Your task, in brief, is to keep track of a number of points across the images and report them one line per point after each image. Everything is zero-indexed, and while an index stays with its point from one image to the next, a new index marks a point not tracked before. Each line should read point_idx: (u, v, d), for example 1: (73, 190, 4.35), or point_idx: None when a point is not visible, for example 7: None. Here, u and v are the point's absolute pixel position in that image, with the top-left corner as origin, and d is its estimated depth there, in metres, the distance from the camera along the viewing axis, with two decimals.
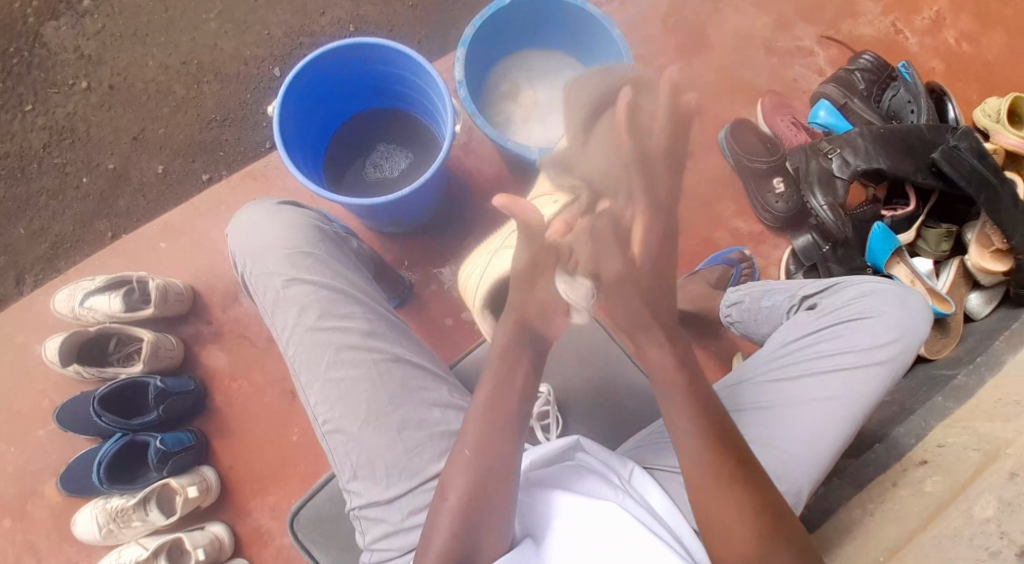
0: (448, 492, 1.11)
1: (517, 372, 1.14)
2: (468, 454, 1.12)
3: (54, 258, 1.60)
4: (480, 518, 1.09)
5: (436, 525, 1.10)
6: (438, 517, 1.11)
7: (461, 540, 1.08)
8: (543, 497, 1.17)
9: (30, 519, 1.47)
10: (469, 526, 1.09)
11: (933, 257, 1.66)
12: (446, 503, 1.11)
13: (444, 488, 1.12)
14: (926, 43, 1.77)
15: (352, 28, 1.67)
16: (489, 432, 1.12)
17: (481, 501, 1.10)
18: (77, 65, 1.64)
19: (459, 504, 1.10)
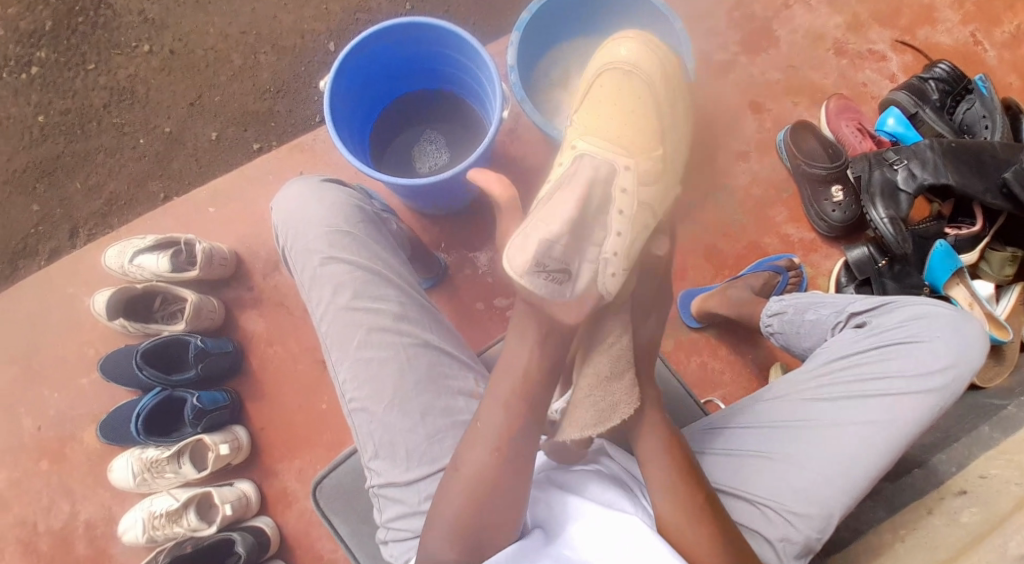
0: (460, 470, 1.12)
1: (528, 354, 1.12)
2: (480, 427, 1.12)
3: (108, 215, 1.65)
4: (499, 497, 1.10)
5: (445, 510, 1.12)
6: (449, 491, 1.12)
7: (471, 514, 1.10)
8: (562, 497, 1.16)
9: (69, 462, 1.54)
10: (482, 507, 1.10)
11: (995, 281, 1.58)
12: (459, 479, 1.12)
13: (457, 465, 1.13)
14: (1005, 56, 1.68)
15: (407, 7, 1.68)
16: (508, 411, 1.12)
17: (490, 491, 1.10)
18: (140, 29, 1.69)
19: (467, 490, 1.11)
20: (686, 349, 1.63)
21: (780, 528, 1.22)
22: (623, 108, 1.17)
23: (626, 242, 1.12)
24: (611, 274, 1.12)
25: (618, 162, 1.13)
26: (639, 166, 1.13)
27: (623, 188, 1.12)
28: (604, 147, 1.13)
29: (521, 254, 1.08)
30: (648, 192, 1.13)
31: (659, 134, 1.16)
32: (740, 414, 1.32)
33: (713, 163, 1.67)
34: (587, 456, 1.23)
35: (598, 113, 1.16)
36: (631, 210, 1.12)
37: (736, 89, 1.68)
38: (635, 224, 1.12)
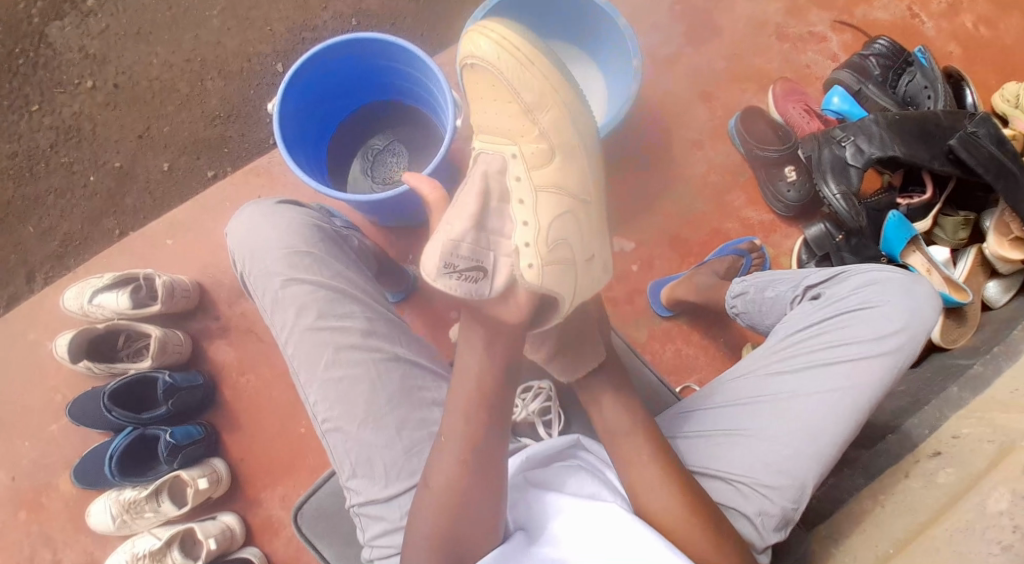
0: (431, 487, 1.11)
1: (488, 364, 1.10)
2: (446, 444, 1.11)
3: (64, 256, 1.62)
4: (470, 499, 1.09)
5: (420, 525, 1.11)
6: (423, 505, 1.11)
7: (444, 526, 1.09)
8: (543, 496, 1.18)
9: (46, 510, 1.51)
10: (456, 515, 1.09)
11: (950, 245, 1.62)
12: (432, 493, 1.11)
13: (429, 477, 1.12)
14: (942, 27, 1.72)
15: (354, 22, 1.67)
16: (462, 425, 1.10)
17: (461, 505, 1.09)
18: (82, 65, 1.65)
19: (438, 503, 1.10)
20: (660, 339, 1.64)
21: (756, 501, 1.24)
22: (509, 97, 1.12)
23: (535, 231, 1.09)
24: (526, 267, 1.08)
25: (507, 152, 1.12)
26: (524, 153, 1.12)
27: (517, 177, 1.11)
28: (491, 141, 1.13)
29: (435, 260, 1.07)
30: (541, 176, 1.12)
31: (546, 116, 1.12)
32: (711, 395, 1.33)
33: (668, 153, 1.69)
34: (564, 453, 1.24)
35: (483, 108, 1.14)
36: (531, 199, 1.11)
37: (685, 79, 1.71)
38: (539, 209, 1.11)
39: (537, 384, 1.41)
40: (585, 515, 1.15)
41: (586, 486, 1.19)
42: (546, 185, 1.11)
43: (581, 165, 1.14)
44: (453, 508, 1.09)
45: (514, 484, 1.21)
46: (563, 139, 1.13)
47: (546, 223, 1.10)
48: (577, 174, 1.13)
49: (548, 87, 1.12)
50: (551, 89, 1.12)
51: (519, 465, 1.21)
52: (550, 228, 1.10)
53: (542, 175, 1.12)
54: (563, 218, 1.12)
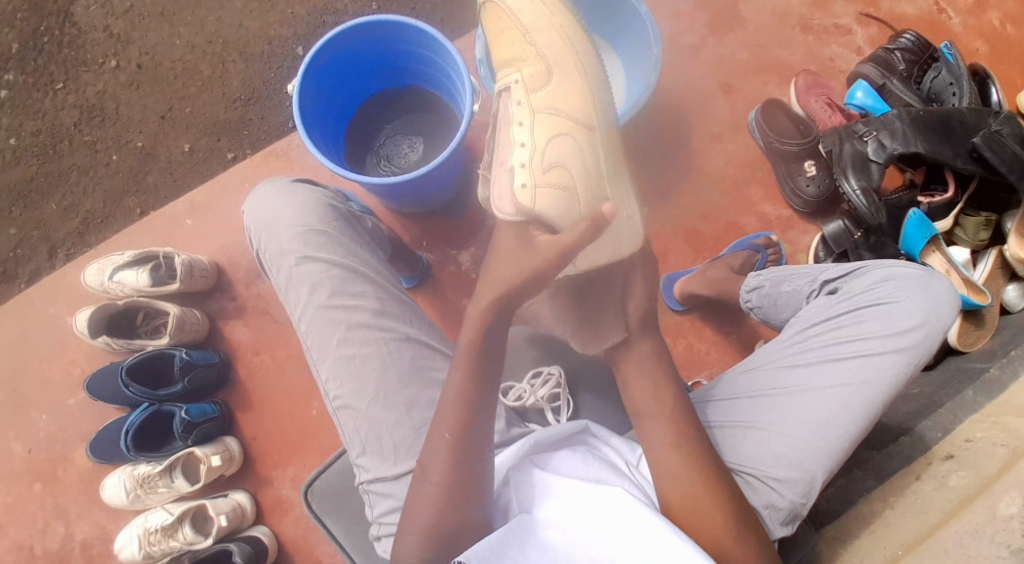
0: (430, 474, 1.13)
1: (490, 355, 1.15)
2: (448, 437, 1.13)
3: (85, 233, 1.64)
4: (463, 491, 1.12)
5: (418, 507, 1.13)
6: (419, 494, 1.13)
7: (443, 513, 1.11)
8: (544, 479, 1.18)
9: (61, 483, 1.54)
10: (451, 505, 1.11)
11: (970, 247, 1.60)
12: (428, 483, 1.13)
13: (424, 468, 1.14)
14: (969, 23, 1.69)
15: (374, 6, 1.68)
16: (460, 415, 1.13)
17: (457, 491, 1.12)
18: (106, 44, 1.67)
19: (437, 490, 1.12)
20: (673, 332, 1.64)
21: (764, 494, 1.24)
22: (504, 25, 1.26)
23: (530, 152, 1.21)
24: (520, 187, 1.19)
25: (511, 80, 1.25)
26: (525, 77, 1.24)
27: (518, 102, 1.23)
28: (504, 71, 1.26)
29: (492, 190, 1.21)
30: (540, 98, 1.23)
31: (534, 44, 1.24)
32: (724, 387, 1.34)
33: (687, 145, 1.68)
34: (574, 438, 1.26)
35: (496, 43, 1.28)
36: (529, 121, 1.22)
37: (705, 70, 1.69)
38: (537, 131, 1.22)
39: (547, 370, 1.42)
40: (585, 499, 1.15)
41: (592, 470, 1.19)
42: (542, 107, 1.22)
43: (577, 84, 1.24)
44: (457, 493, 1.12)
45: (517, 465, 1.22)
46: (559, 62, 1.24)
47: (542, 143, 1.21)
48: (573, 96, 1.23)
49: (547, 15, 1.25)
50: (550, 16, 1.25)
51: (523, 448, 1.22)
52: (548, 148, 1.21)
53: (542, 97, 1.23)
54: (561, 139, 1.22)
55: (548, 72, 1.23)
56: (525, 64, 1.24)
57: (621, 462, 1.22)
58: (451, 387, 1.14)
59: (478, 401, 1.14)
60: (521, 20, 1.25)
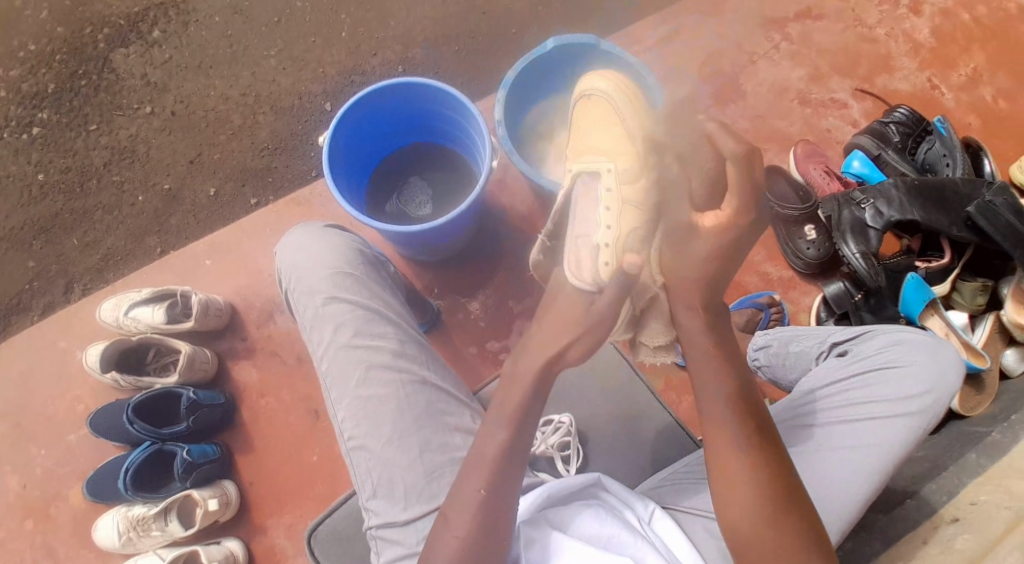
0: (455, 528, 1.13)
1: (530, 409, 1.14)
2: (482, 494, 1.12)
3: (104, 270, 1.67)
4: (485, 545, 1.12)
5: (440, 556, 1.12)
6: (442, 547, 1.13)
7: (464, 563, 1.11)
8: (556, 536, 1.19)
9: (53, 521, 1.51)
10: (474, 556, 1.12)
11: (968, 311, 1.63)
12: (452, 537, 1.13)
13: (449, 522, 1.14)
14: (962, 99, 1.77)
15: (400, 68, 1.76)
16: (490, 471, 1.13)
17: (484, 541, 1.12)
18: (142, 91, 1.73)
19: (464, 542, 1.12)
20: (678, 388, 1.65)
21: None
22: (600, 117, 1.22)
23: (615, 234, 1.13)
24: (602, 265, 1.11)
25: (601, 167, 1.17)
26: (618, 168, 1.16)
27: (607, 189, 1.15)
28: (591, 160, 1.19)
29: (570, 261, 1.14)
30: (630, 188, 1.15)
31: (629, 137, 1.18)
32: None
33: None
34: (586, 491, 1.26)
35: (589, 134, 1.22)
36: (616, 207, 1.14)
37: None
38: (623, 220, 1.14)
39: (557, 418, 1.44)
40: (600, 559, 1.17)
41: (604, 528, 1.20)
42: (632, 197, 1.14)
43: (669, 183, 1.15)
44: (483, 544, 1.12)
45: (530, 520, 1.22)
46: (654, 159, 1.14)
47: (625, 229, 1.13)
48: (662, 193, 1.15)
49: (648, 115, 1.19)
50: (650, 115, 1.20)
51: (537, 500, 1.23)
52: (629, 233, 1.13)
53: (633, 189, 1.15)
54: (639, 232, 1.13)
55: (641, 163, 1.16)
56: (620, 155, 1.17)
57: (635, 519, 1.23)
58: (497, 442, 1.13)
59: (514, 459, 1.13)
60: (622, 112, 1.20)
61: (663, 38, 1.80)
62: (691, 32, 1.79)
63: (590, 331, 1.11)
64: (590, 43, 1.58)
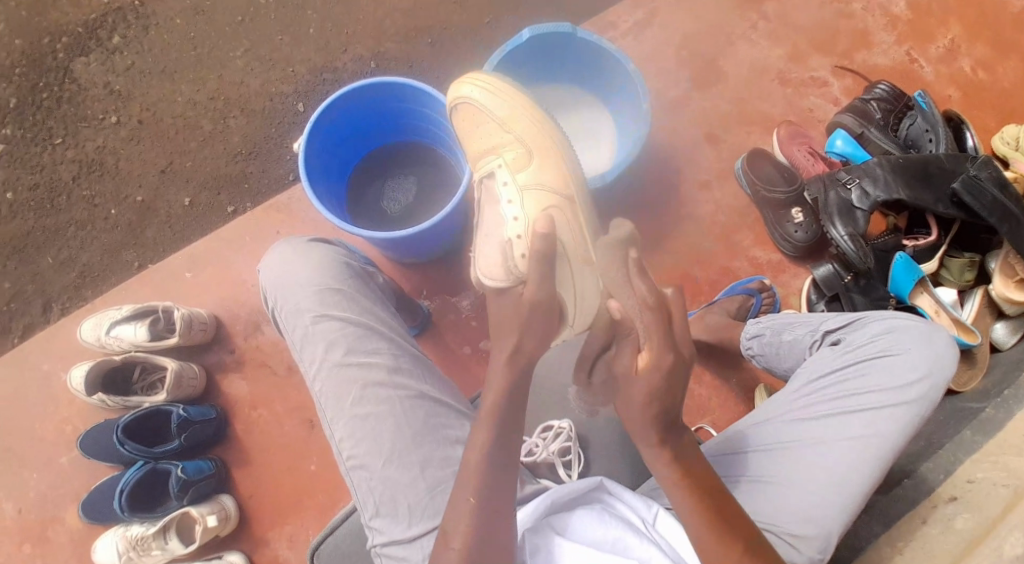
0: (451, 541, 1.11)
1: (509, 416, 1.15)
2: (473, 501, 1.11)
3: (81, 287, 1.63)
4: (482, 559, 1.10)
5: None
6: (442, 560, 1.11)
7: None
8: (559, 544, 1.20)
9: (51, 545, 1.49)
10: None
11: (957, 287, 1.64)
12: (450, 550, 1.10)
13: (447, 535, 1.11)
14: (942, 72, 1.77)
15: (372, 64, 1.72)
16: (483, 476, 1.12)
17: (483, 552, 1.10)
18: (107, 100, 1.69)
19: (463, 553, 1.09)
20: None
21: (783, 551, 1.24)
22: (471, 117, 1.32)
23: (524, 224, 1.24)
24: (519, 257, 1.22)
25: (492, 166, 1.29)
26: (507, 159, 1.28)
27: (505, 182, 1.27)
28: (483, 159, 1.30)
29: (481, 261, 1.23)
30: (525, 177, 1.26)
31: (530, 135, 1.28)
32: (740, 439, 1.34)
33: (677, 194, 1.72)
34: (588, 494, 1.26)
35: (470, 137, 1.32)
36: (518, 198, 1.26)
37: (693, 121, 1.75)
38: (527, 206, 1.25)
39: (557, 424, 1.41)
40: None
41: (608, 531, 1.21)
42: (530, 186, 1.26)
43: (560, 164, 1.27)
44: (480, 553, 1.10)
45: (535, 528, 1.22)
46: (538, 145, 1.28)
47: (530, 214, 1.25)
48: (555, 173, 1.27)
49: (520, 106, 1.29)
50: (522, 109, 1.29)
51: (541, 508, 1.22)
52: (533, 211, 1.24)
53: (527, 177, 1.26)
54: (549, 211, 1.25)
55: (534, 153, 1.27)
56: (521, 145, 1.28)
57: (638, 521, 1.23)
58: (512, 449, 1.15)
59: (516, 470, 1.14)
60: (504, 110, 1.29)
61: (640, 24, 1.78)
62: (667, 18, 1.78)
63: (528, 323, 1.14)
64: (569, 32, 1.55)
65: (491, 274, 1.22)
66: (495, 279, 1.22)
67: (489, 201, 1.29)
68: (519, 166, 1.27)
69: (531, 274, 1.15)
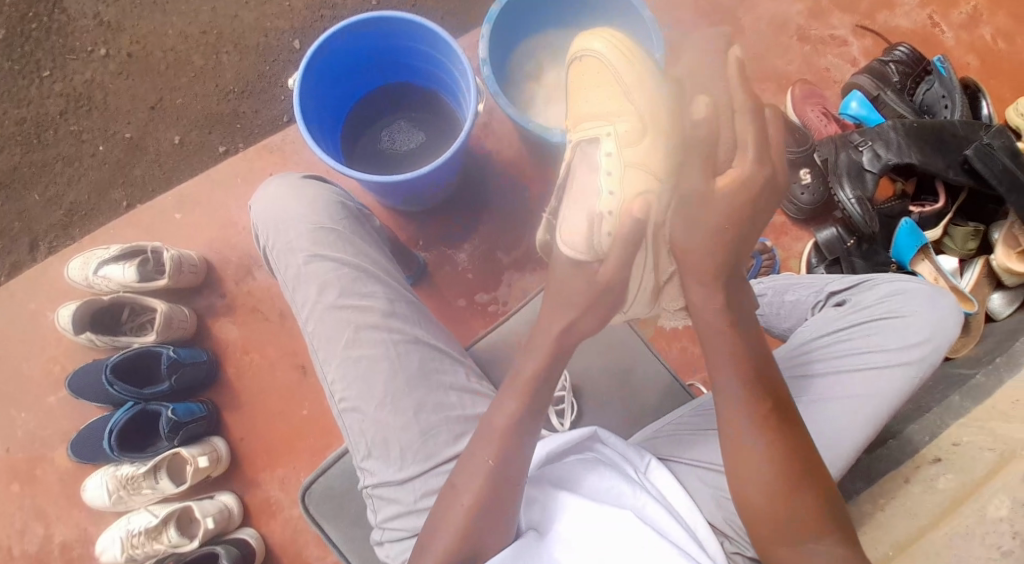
0: (461, 495, 1.11)
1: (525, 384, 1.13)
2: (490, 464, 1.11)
3: (68, 226, 1.61)
4: (493, 513, 1.11)
5: (445, 523, 1.11)
6: (445, 514, 1.12)
7: (467, 537, 1.10)
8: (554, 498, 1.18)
9: (40, 483, 1.49)
10: (478, 524, 1.10)
11: (958, 255, 1.63)
12: (461, 504, 1.11)
13: (457, 490, 1.12)
14: (961, 37, 1.72)
15: (373, 2, 1.65)
16: (506, 435, 1.12)
17: (493, 508, 1.10)
18: (96, 32, 1.65)
19: (473, 506, 1.10)
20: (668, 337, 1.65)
21: None
22: (581, 83, 1.12)
23: (620, 203, 1.06)
24: (607, 236, 1.07)
25: (601, 134, 1.09)
26: (621, 131, 1.08)
27: (608, 153, 1.08)
28: (585, 127, 1.11)
29: (563, 227, 1.09)
30: (634, 153, 1.07)
31: (645, 111, 1.07)
32: None
33: None
34: (581, 444, 1.24)
35: (581, 98, 1.12)
36: (619, 172, 1.07)
37: None
38: (625, 183, 1.07)
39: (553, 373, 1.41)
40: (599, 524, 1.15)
41: (605, 484, 1.19)
42: (637, 163, 1.06)
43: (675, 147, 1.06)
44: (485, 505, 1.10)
45: (533, 480, 1.22)
46: (663, 121, 1.06)
47: (633, 192, 1.06)
48: (661, 154, 1.06)
49: (649, 79, 1.08)
50: (650, 78, 1.08)
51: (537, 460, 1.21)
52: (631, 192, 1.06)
53: (633, 153, 1.07)
54: (648, 196, 1.06)
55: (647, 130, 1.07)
56: (632, 112, 1.07)
57: (631, 470, 1.22)
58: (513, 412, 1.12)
59: (526, 429, 1.13)
60: (628, 76, 1.08)
61: None
62: None
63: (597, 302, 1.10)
64: None
65: (572, 237, 1.09)
66: (586, 248, 1.08)
67: (585, 171, 1.11)
68: (622, 140, 1.08)
69: (613, 255, 1.07)
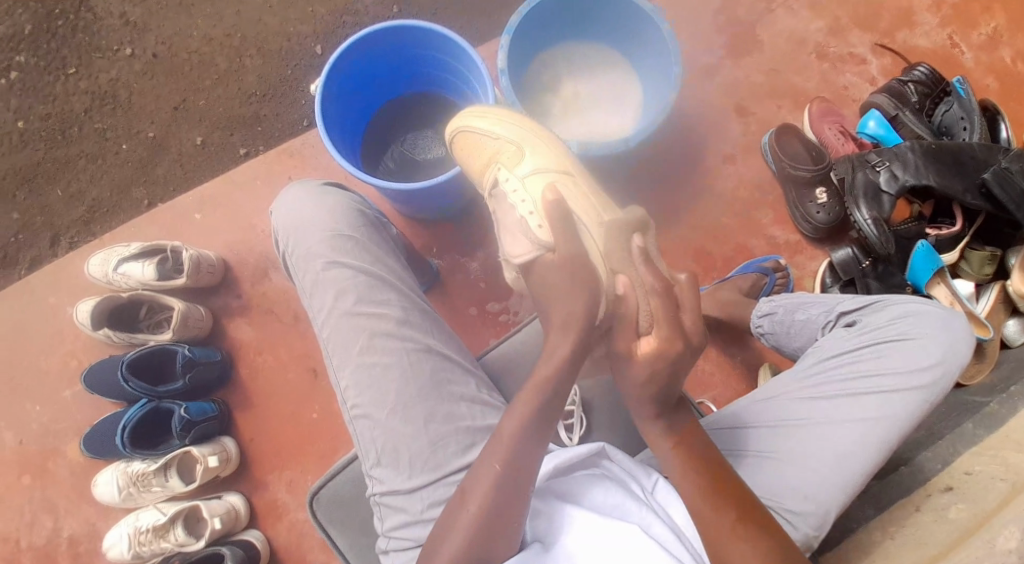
0: (467, 502, 1.11)
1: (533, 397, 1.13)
2: (497, 468, 1.11)
3: (90, 223, 1.64)
4: (496, 520, 1.10)
5: (452, 529, 1.11)
6: (453, 520, 1.11)
7: (472, 547, 1.09)
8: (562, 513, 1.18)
9: (52, 477, 1.51)
10: (484, 534, 1.10)
11: (974, 280, 1.62)
12: (465, 510, 1.11)
13: (464, 495, 1.12)
14: (981, 59, 1.72)
15: (395, 9, 1.67)
16: (512, 440, 1.12)
17: (498, 517, 1.10)
18: (122, 31, 1.67)
19: (479, 512, 1.10)
20: None
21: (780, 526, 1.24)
22: (468, 145, 1.32)
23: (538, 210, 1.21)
24: (539, 229, 1.20)
25: (493, 178, 1.27)
26: (506, 160, 1.27)
27: (509, 179, 1.25)
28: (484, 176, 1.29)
29: (509, 246, 1.21)
30: (527, 170, 1.25)
31: (518, 139, 1.28)
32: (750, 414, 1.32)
33: (701, 165, 1.69)
34: (590, 461, 1.23)
35: (473, 157, 1.32)
36: (526, 192, 1.23)
37: (722, 91, 1.71)
38: (535, 193, 1.23)
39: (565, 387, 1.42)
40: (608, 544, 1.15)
41: (612, 501, 1.19)
42: (534, 173, 1.25)
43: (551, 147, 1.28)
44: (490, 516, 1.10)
45: (539, 493, 1.21)
46: (529, 139, 1.28)
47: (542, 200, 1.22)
48: (549, 155, 1.26)
49: (506, 110, 1.32)
50: (508, 114, 1.32)
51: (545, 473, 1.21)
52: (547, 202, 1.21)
53: (526, 167, 1.25)
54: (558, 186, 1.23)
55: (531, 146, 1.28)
56: (509, 143, 1.28)
57: (639, 490, 1.22)
58: (517, 421, 1.13)
59: (536, 437, 1.12)
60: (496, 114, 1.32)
61: None
62: None
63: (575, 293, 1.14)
64: None
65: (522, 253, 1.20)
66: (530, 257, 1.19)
67: (502, 205, 1.25)
68: (519, 165, 1.26)
69: (556, 237, 1.17)
